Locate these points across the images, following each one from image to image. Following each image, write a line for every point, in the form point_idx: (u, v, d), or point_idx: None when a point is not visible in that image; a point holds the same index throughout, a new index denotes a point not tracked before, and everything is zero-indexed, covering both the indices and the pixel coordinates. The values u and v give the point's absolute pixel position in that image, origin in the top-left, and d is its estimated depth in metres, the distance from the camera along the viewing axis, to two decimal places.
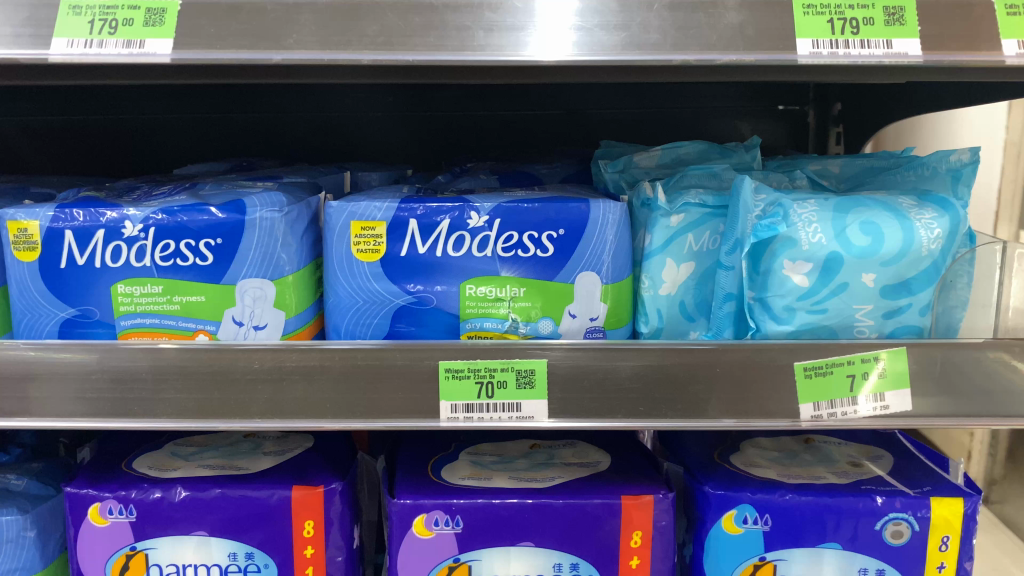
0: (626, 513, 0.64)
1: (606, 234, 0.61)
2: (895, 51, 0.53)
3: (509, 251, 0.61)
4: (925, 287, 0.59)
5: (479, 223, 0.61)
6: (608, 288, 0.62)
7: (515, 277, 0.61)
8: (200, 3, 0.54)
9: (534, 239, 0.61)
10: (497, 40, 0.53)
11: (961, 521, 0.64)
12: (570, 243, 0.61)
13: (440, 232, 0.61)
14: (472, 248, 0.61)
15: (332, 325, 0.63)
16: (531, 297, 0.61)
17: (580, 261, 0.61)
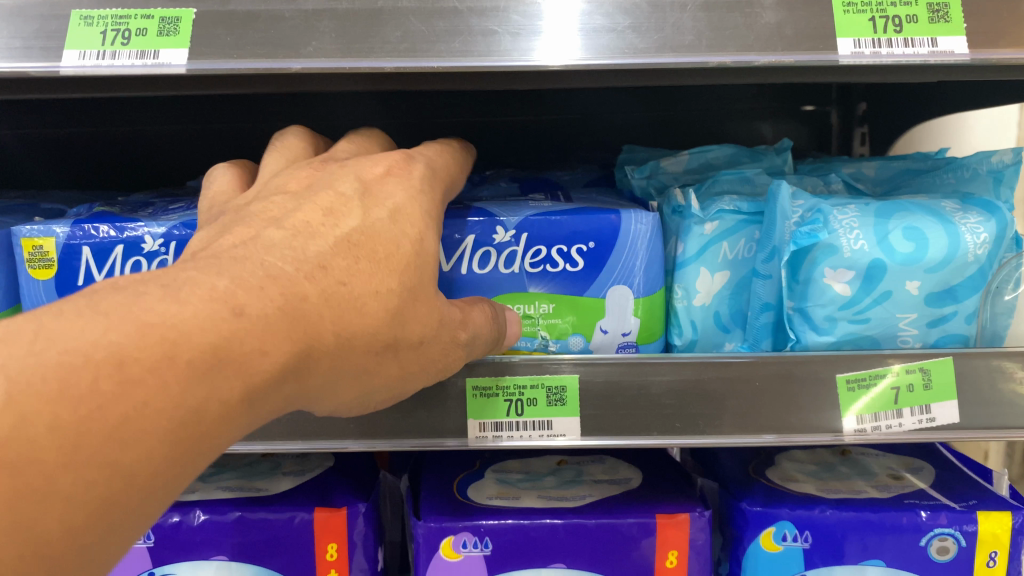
0: (660, 533, 0.61)
1: (639, 248, 0.59)
2: (940, 49, 0.51)
3: (538, 266, 0.59)
4: (972, 293, 0.57)
5: (505, 239, 0.58)
6: (641, 302, 0.60)
7: (543, 294, 0.59)
8: (216, 10, 0.52)
9: (563, 253, 0.59)
10: (525, 44, 0.51)
11: (1009, 536, 0.61)
12: (601, 256, 0.59)
13: (464, 249, 0.58)
14: (498, 264, 0.59)
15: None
16: (561, 313, 0.59)
17: (611, 276, 0.59)
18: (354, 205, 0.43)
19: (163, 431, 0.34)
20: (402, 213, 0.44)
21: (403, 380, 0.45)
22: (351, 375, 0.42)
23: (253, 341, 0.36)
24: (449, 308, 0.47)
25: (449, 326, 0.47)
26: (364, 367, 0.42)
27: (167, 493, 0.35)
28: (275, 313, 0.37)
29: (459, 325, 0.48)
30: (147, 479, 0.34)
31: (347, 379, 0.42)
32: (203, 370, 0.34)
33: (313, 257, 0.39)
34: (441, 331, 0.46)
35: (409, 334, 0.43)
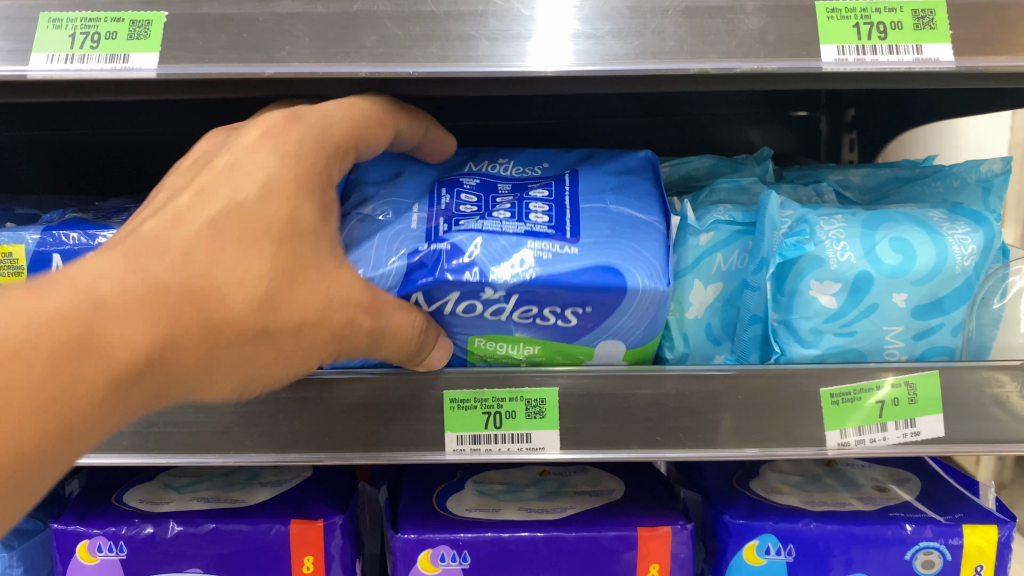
0: (642, 546, 0.60)
1: (639, 318, 0.54)
2: (926, 57, 0.50)
3: (527, 318, 0.54)
4: (959, 305, 0.56)
5: (494, 298, 0.52)
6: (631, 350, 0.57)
7: (528, 336, 0.55)
8: (187, 13, 0.50)
9: (557, 312, 0.53)
10: (503, 49, 0.50)
11: (995, 550, 0.60)
12: (597, 320, 0.53)
13: (446, 302, 0.53)
14: (485, 313, 0.53)
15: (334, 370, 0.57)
16: (545, 350, 0.56)
17: (606, 331, 0.54)
18: (241, 156, 0.44)
19: (26, 414, 0.33)
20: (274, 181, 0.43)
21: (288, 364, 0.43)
22: (229, 368, 0.41)
23: (114, 329, 0.36)
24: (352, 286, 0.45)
25: (348, 315, 0.44)
26: (248, 349, 0.41)
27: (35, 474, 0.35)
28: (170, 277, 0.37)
29: (362, 309, 0.45)
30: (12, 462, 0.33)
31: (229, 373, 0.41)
32: (67, 353, 0.34)
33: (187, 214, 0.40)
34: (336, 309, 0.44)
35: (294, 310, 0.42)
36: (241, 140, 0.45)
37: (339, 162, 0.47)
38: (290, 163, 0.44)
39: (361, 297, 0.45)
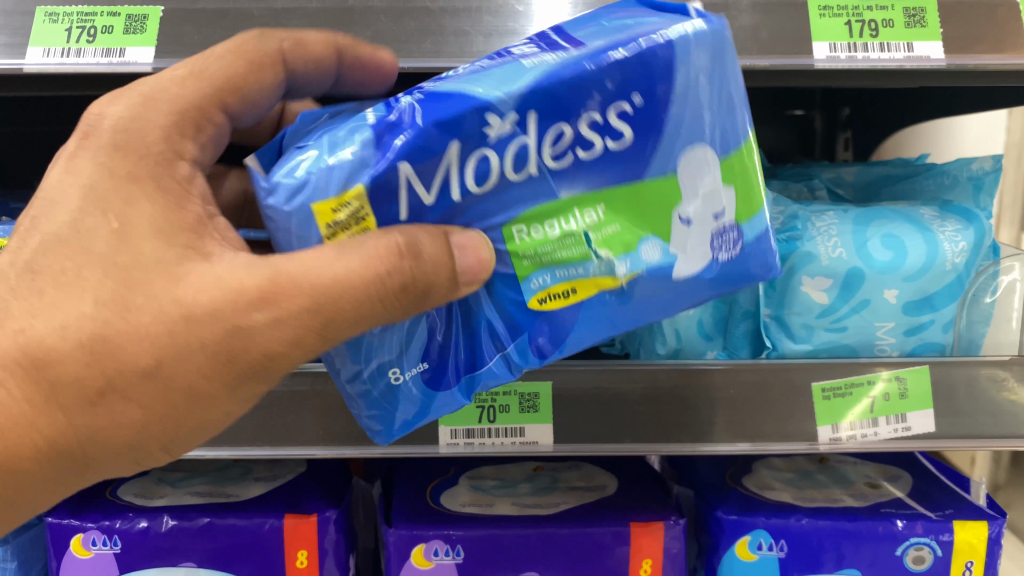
0: (635, 541, 0.61)
1: (700, 86, 0.41)
2: (916, 54, 0.50)
3: (561, 158, 0.41)
4: (949, 302, 0.57)
5: (503, 131, 0.39)
6: (728, 162, 0.42)
7: (585, 191, 0.41)
8: (183, 8, 0.51)
9: (597, 127, 0.40)
10: (497, 45, 0.50)
11: (985, 546, 0.61)
12: (655, 113, 0.41)
13: (449, 160, 0.40)
14: (506, 170, 0.40)
15: (373, 425, 0.47)
16: (619, 217, 0.42)
17: (677, 132, 0.41)
18: (110, 115, 0.44)
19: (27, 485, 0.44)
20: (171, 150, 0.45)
21: (194, 415, 0.43)
22: (115, 424, 0.42)
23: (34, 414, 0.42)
24: (243, 277, 0.40)
25: (234, 322, 0.40)
26: (126, 404, 0.42)
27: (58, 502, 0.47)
28: (83, 370, 0.41)
29: (255, 311, 0.40)
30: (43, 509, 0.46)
31: (120, 429, 0.43)
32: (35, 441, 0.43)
33: (88, 245, 0.41)
34: (202, 331, 0.40)
35: (145, 353, 0.40)
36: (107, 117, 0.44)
37: (246, 79, 0.47)
38: (147, 126, 0.44)
39: (255, 293, 0.40)
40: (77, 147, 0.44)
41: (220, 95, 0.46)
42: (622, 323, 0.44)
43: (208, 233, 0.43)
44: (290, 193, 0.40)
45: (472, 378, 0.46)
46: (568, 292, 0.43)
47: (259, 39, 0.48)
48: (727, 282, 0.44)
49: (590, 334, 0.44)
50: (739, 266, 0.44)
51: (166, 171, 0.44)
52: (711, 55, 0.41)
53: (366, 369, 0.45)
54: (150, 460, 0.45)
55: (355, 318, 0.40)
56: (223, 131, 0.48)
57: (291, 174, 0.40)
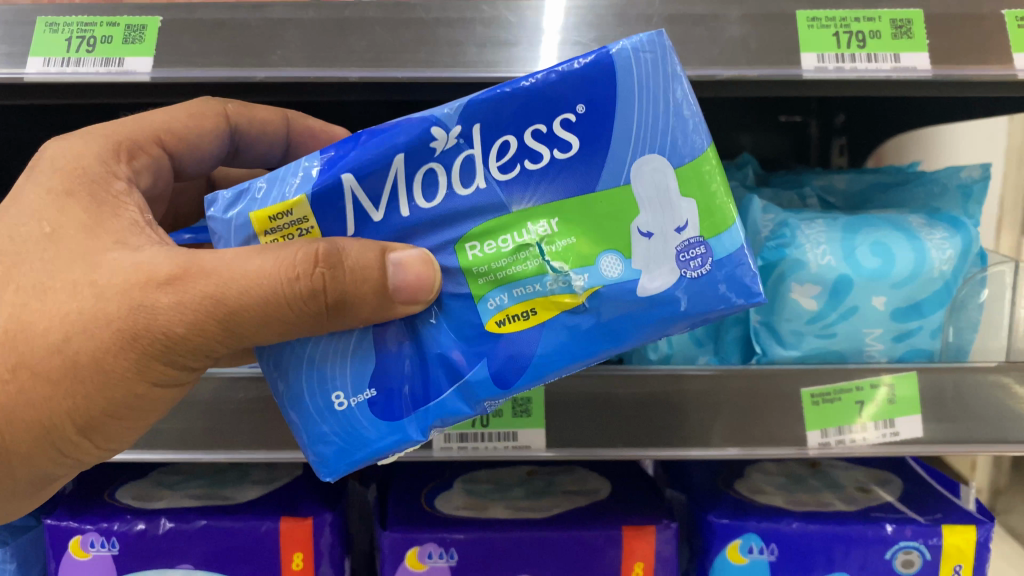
0: (627, 544, 0.61)
1: (643, 100, 0.42)
2: (903, 65, 0.51)
3: (509, 171, 0.43)
4: (937, 309, 0.57)
5: (447, 144, 0.43)
6: (685, 173, 0.42)
7: (540, 206, 0.43)
8: (182, 18, 0.52)
9: (543, 139, 0.43)
10: (490, 55, 0.51)
11: (974, 550, 0.61)
12: (600, 124, 0.42)
13: (396, 171, 0.43)
14: (453, 183, 0.43)
15: (317, 456, 0.46)
16: (574, 230, 0.43)
17: (628, 145, 0.43)
18: (63, 147, 0.50)
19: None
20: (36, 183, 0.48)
21: (104, 395, 0.45)
22: (27, 402, 0.45)
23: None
24: (158, 262, 0.43)
25: (138, 299, 0.43)
26: (35, 380, 0.44)
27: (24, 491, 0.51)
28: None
29: (159, 291, 0.43)
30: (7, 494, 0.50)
31: (32, 407, 0.45)
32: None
33: (22, 250, 0.45)
34: (108, 306, 0.43)
35: (55, 328, 0.44)
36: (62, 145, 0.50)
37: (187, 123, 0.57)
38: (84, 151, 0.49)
39: (165, 274, 0.43)
40: (28, 173, 0.49)
41: (160, 136, 0.55)
42: (585, 349, 0.44)
43: (139, 233, 0.46)
44: (232, 200, 0.44)
45: (426, 411, 0.45)
46: (526, 312, 0.44)
47: (206, 103, 0.60)
48: (695, 305, 0.43)
49: (554, 362, 0.44)
50: (709, 286, 0.43)
51: (102, 187, 0.48)
52: (650, 67, 0.42)
53: (313, 394, 0.46)
54: (68, 448, 0.48)
55: (260, 310, 0.42)
56: (162, 164, 0.55)
57: (235, 188, 0.44)
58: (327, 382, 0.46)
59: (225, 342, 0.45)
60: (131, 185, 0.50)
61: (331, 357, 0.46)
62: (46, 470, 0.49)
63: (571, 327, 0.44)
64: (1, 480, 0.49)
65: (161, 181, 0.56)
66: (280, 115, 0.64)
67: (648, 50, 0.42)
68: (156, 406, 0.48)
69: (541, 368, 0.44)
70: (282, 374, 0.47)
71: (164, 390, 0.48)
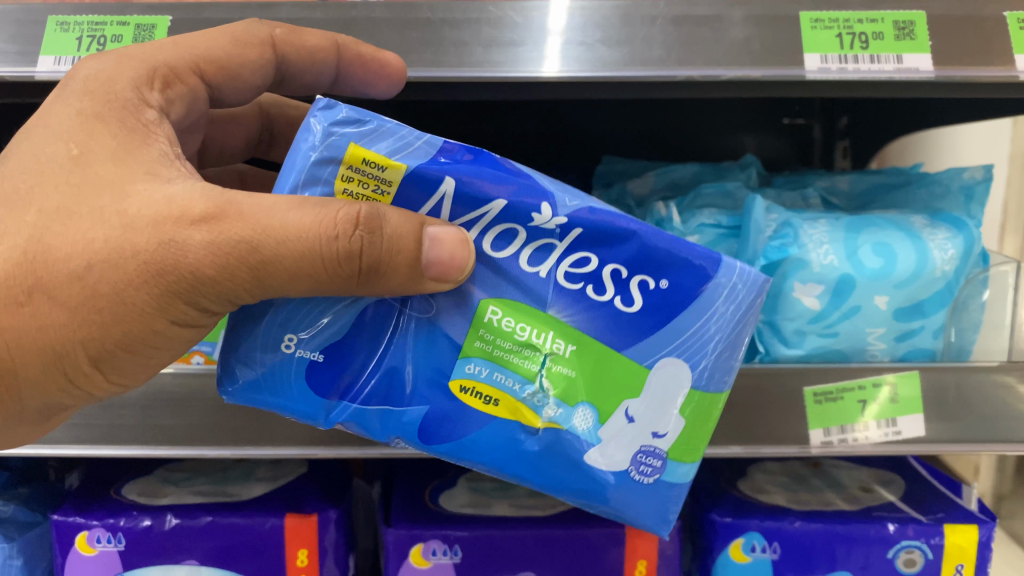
0: (630, 542, 0.62)
1: (712, 323, 0.45)
2: (905, 66, 0.52)
3: (572, 282, 0.44)
4: (939, 308, 0.58)
5: (545, 224, 0.44)
6: (694, 395, 0.45)
7: (569, 329, 0.45)
8: (190, 18, 0.54)
9: (614, 279, 0.44)
10: (496, 55, 0.51)
11: (976, 549, 0.61)
12: (668, 305, 0.44)
13: (488, 211, 0.44)
14: (524, 257, 0.44)
15: (231, 368, 0.45)
16: (578, 365, 0.45)
17: (674, 337, 0.45)
18: (92, 68, 0.48)
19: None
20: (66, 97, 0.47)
21: (113, 327, 0.45)
22: (41, 326, 0.45)
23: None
24: (194, 199, 0.43)
25: (170, 234, 0.43)
26: (51, 305, 0.44)
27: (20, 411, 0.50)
28: (14, 269, 0.43)
29: (192, 228, 0.42)
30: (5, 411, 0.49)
31: (45, 332, 0.45)
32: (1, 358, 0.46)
33: (47, 169, 0.45)
34: (137, 238, 0.43)
35: (78, 255, 0.43)
36: (90, 65, 0.49)
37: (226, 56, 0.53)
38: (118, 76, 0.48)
39: (200, 213, 0.43)
40: (60, 92, 0.48)
41: (195, 64, 0.52)
42: (511, 459, 0.45)
43: (171, 165, 0.45)
44: (345, 122, 0.42)
45: (348, 406, 0.46)
46: (491, 398, 0.45)
47: (253, 24, 0.54)
48: (617, 495, 0.46)
49: (476, 450, 0.45)
50: (635, 494, 0.46)
51: (133, 115, 0.47)
52: (740, 303, 0.45)
53: (271, 326, 0.45)
54: (79, 375, 0.48)
55: (294, 265, 0.42)
56: (196, 94, 0.53)
57: (358, 110, 0.43)
58: (288, 324, 0.45)
59: (250, 293, 0.44)
60: (162, 116, 0.48)
61: (310, 313, 0.45)
62: (55, 395, 0.49)
63: (513, 439, 0.45)
64: (9, 403, 0.48)
65: (195, 111, 0.53)
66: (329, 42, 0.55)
67: (745, 289, 0.45)
68: (173, 343, 0.48)
69: (463, 449, 0.45)
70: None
71: (183, 329, 0.47)
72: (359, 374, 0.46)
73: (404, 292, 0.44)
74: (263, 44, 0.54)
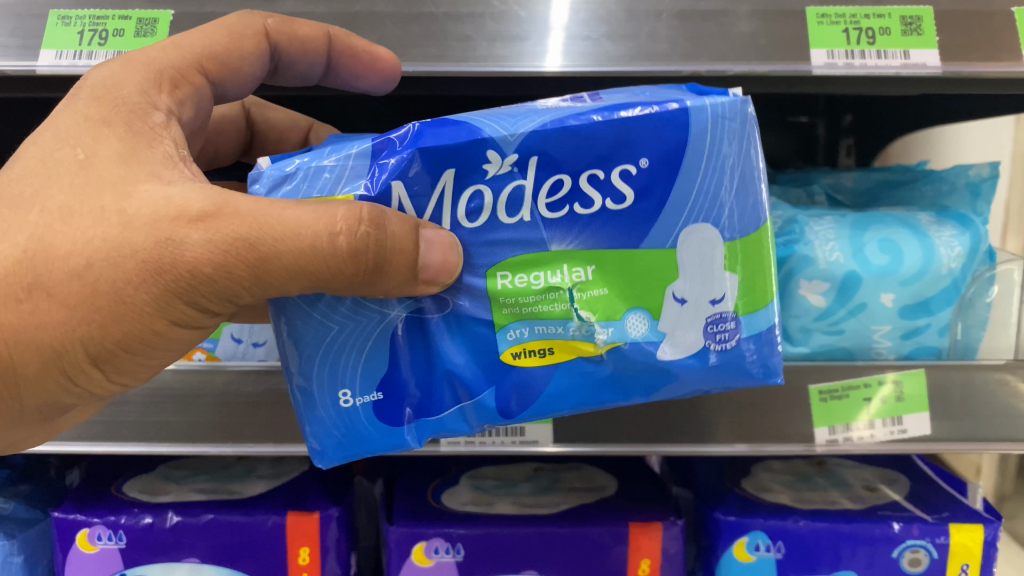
0: (634, 541, 0.61)
1: (711, 171, 0.43)
2: (913, 61, 0.51)
3: (560, 209, 0.43)
4: (945, 306, 0.57)
5: (502, 170, 0.42)
6: (734, 247, 0.44)
7: (574, 249, 0.43)
8: (194, 13, 0.53)
9: (598, 183, 0.43)
10: (500, 50, 0.51)
11: (981, 549, 0.61)
12: (657, 180, 0.43)
13: (444, 185, 0.42)
14: (498, 212, 0.43)
15: (316, 446, 0.46)
16: (606, 279, 0.44)
17: (684, 205, 0.43)
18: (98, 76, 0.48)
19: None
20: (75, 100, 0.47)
21: (115, 327, 0.44)
22: (39, 323, 0.44)
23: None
24: (191, 198, 0.42)
25: (167, 233, 0.42)
26: (50, 303, 0.43)
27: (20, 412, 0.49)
28: (14, 266, 0.43)
29: (189, 227, 0.42)
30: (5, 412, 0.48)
31: (45, 329, 0.44)
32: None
33: (55, 173, 0.44)
34: (135, 237, 0.42)
35: (77, 254, 0.42)
36: (98, 73, 0.48)
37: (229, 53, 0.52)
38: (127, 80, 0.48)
39: (197, 211, 0.42)
40: (70, 99, 0.47)
41: (200, 64, 0.51)
42: (592, 392, 0.45)
43: (173, 166, 0.45)
44: (274, 185, 0.43)
45: (427, 424, 0.46)
46: (544, 349, 0.44)
47: (245, 17, 0.53)
48: (708, 376, 0.45)
49: (559, 400, 0.45)
50: (727, 365, 0.45)
51: (140, 117, 0.46)
52: (724, 132, 0.43)
53: (322, 388, 0.45)
54: (78, 376, 0.47)
55: (294, 263, 0.41)
56: (202, 94, 0.52)
57: (276, 170, 0.43)
58: (336, 378, 0.45)
59: (250, 292, 0.43)
60: (171, 118, 0.48)
61: (348, 350, 0.45)
62: (54, 398, 0.48)
63: (584, 372, 0.45)
64: (9, 404, 0.47)
65: (202, 112, 0.52)
66: (321, 32, 0.53)
67: (730, 119, 0.43)
68: (176, 345, 0.48)
69: (547, 405, 0.45)
70: (293, 354, 0.45)
71: (184, 331, 0.47)
72: (423, 387, 0.45)
73: (402, 293, 0.43)
74: (254, 35, 0.53)
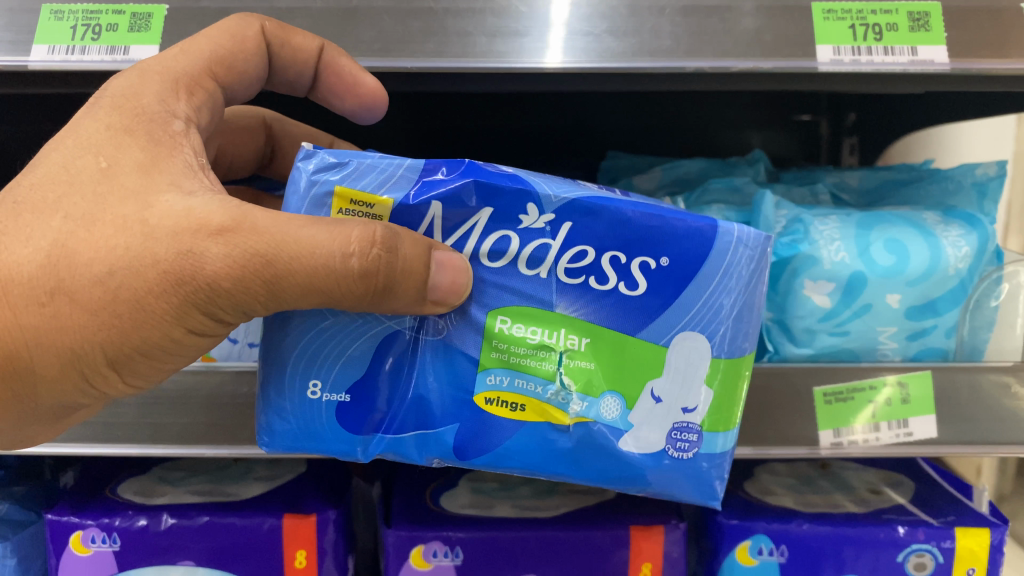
0: (635, 544, 0.60)
1: (722, 287, 0.45)
2: (920, 58, 0.50)
3: (575, 276, 0.44)
4: (952, 307, 0.56)
5: (535, 224, 0.44)
6: (718, 364, 0.45)
7: (579, 321, 0.44)
8: (189, 8, 0.52)
9: (617, 265, 0.44)
10: (501, 46, 0.50)
11: (987, 553, 0.60)
12: (671, 282, 0.44)
13: (476, 221, 0.44)
14: (519, 262, 0.44)
15: (268, 423, 0.46)
16: (596, 356, 0.45)
17: (685, 314, 0.45)
18: (122, 86, 0.47)
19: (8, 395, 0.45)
20: (98, 105, 0.47)
21: (134, 334, 0.43)
22: (60, 326, 0.43)
23: (17, 339, 0.43)
24: (212, 211, 0.42)
25: (188, 245, 0.42)
26: (73, 307, 0.42)
27: (36, 415, 0.48)
28: (38, 272, 0.42)
29: (210, 240, 0.42)
30: (21, 415, 0.47)
31: (64, 332, 0.43)
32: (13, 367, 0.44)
33: (51, 174, 0.44)
34: (157, 247, 0.42)
35: (100, 260, 0.42)
36: (117, 82, 0.47)
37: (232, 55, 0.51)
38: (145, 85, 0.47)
39: (217, 224, 0.42)
40: (91, 107, 0.47)
41: (211, 68, 0.51)
42: (548, 458, 0.46)
43: (194, 176, 0.44)
44: (324, 168, 0.43)
45: (382, 438, 0.46)
46: (517, 404, 0.45)
47: (245, 18, 0.52)
48: (657, 476, 0.46)
49: (515, 456, 0.46)
50: (678, 471, 0.46)
51: (161, 127, 0.46)
52: (743, 262, 0.45)
53: (293, 373, 0.46)
54: (96, 378, 0.46)
55: (308, 280, 0.41)
56: (214, 97, 0.52)
57: (336, 154, 0.43)
58: (311, 369, 0.46)
59: (264, 304, 0.43)
60: (191, 126, 0.48)
61: (332, 350, 0.46)
62: (71, 399, 0.47)
63: (547, 439, 0.46)
64: (26, 404, 0.46)
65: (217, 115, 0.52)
66: (314, 44, 0.54)
67: (751, 249, 0.44)
68: (190, 351, 0.47)
69: (502, 457, 0.46)
70: (280, 338, 0.46)
71: (200, 339, 0.46)
72: (389, 407, 0.46)
73: (410, 312, 0.44)
74: (254, 37, 0.53)
